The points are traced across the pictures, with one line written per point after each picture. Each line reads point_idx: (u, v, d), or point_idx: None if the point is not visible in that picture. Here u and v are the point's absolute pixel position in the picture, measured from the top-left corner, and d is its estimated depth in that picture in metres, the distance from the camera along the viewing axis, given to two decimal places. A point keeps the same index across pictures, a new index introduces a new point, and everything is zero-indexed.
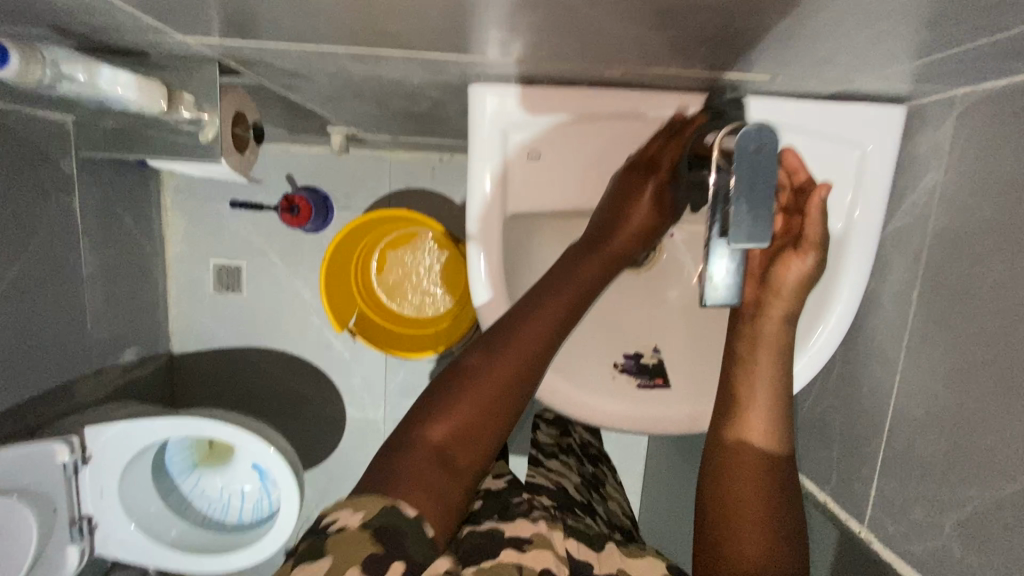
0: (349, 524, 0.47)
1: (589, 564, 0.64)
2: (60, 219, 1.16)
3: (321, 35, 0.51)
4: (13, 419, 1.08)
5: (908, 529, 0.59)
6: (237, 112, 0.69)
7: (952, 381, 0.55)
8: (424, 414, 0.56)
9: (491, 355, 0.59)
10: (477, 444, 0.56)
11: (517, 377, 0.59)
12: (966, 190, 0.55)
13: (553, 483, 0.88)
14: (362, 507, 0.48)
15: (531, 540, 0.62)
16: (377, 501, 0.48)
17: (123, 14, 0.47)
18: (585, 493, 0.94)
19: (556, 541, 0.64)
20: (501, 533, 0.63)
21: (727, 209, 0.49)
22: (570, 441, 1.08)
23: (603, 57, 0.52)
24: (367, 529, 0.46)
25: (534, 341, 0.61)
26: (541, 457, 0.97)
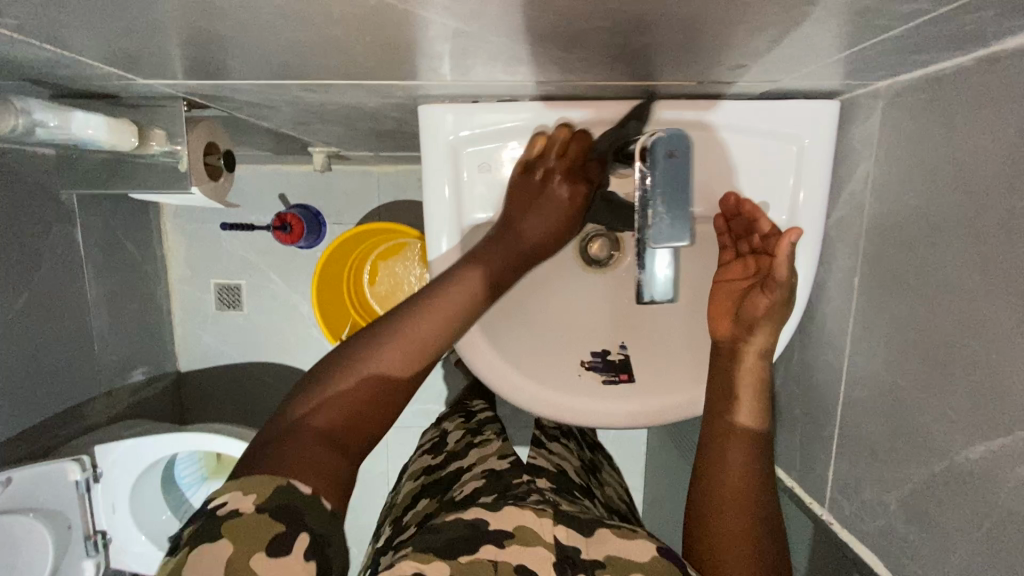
0: (244, 509, 0.48)
1: (577, 550, 0.63)
2: (63, 250, 1.22)
3: (271, 75, 0.55)
4: (28, 441, 1.14)
5: (860, 509, 0.61)
6: (209, 142, 0.73)
7: (889, 363, 0.57)
8: (311, 397, 0.56)
9: (374, 345, 0.59)
10: (365, 430, 0.57)
11: (400, 369, 0.59)
12: (892, 179, 0.57)
13: (552, 466, 0.90)
14: (254, 490, 0.50)
15: (512, 535, 0.63)
16: (269, 481, 0.50)
17: (86, 65, 0.51)
18: (585, 478, 0.96)
19: (544, 528, 0.65)
20: (485, 526, 0.64)
21: (646, 212, 0.50)
22: (572, 430, 1.11)
23: (534, 74, 0.55)
24: (264, 512, 0.48)
25: (423, 335, 0.60)
26: (544, 438, 0.99)
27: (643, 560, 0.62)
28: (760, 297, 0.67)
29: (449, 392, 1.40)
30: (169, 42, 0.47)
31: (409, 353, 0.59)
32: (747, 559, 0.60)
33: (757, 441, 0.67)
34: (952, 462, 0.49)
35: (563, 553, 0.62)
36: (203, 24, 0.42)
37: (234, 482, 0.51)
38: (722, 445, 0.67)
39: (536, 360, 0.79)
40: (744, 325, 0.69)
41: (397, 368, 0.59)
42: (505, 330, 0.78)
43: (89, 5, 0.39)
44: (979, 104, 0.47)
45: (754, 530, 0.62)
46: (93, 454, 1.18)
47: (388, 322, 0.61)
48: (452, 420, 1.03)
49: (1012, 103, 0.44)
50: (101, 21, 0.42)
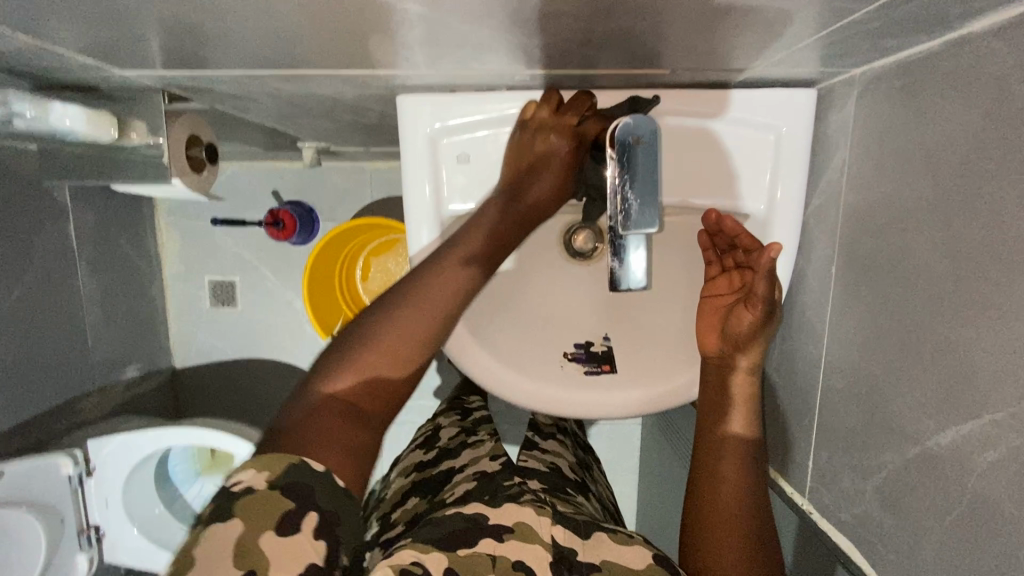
0: (257, 486, 0.49)
1: (574, 549, 0.63)
2: (56, 246, 1.23)
3: (246, 64, 0.55)
4: (22, 435, 1.15)
5: (838, 498, 0.61)
6: (192, 134, 0.74)
7: (864, 351, 0.57)
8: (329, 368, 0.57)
9: (387, 314, 0.59)
10: (383, 398, 0.58)
11: (414, 337, 0.59)
12: (868, 166, 0.57)
13: (545, 466, 0.90)
14: (268, 467, 0.50)
15: (512, 530, 0.64)
16: (283, 460, 0.50)
17: (62, 56, 0.52)
18: (580, 475, 0.96)
19: (541, 526, 0.65)
20: (483, 521, 0.64)
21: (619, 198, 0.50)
22: (567, 426, 1.11)
23: (507, 61, 0.56)
24: (276, 490, 0.48)
25: (434, 304, 0.60)
26: (538, 438, 0.99)
27: (639, 567, 0.62)
28: (744, 312, 0.65)
29: (441, 388, 1.41)
30: (144, 33, 0.47)
31: (422, 325, 0.59)
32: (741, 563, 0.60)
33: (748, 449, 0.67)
34: (924, 448, 0.49)
35: (559, 553, 0.62)
36: (176, 15, 0.43)
37: (249, 461, 0.51)
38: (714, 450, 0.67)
39: (520, 354, 0.79)
40: (731, 342, 0.67)
41: (406, 337, 0.59)
42: (494, 325, 0.78)
43: None
44: (947, 89, 0.47)
45: (748, 533, 0.62)
46: (86, 448, 1.19)
47: (399, 293, 0.61)
48: (447, 415, 1.02)
49: (978, 86, 0.44)
50: (75, 12, 0.43)
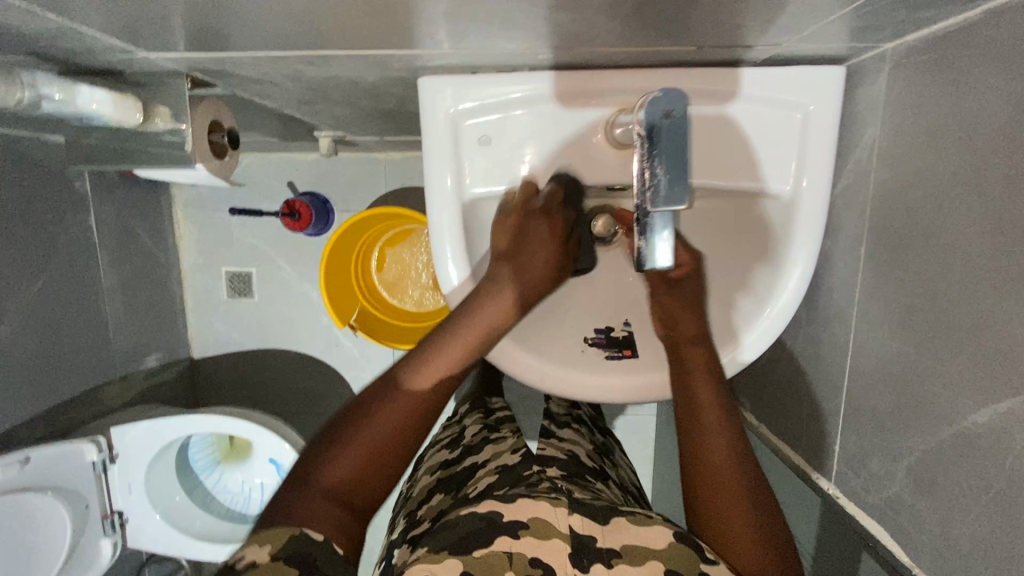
0: (260, 560, 0.51)
1: (593, 539, 0.61)
2: (77, 236, 1.25)
3: (270, 44, 0.55)
4: (46, 422, 1.17)
5: (867, 482, 0.60)
6: (213, 120, 0.74)
7: (896, 331, 0.56)
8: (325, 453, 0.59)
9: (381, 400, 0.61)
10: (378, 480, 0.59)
11: (409, 420, 0.61)
12: (899, 143, 0.56)
13: (563, 454, 0.88)
14: (269, 541, 0.53)
15: (526, 525, 0.61)
16: (284, 533, 0.53)
17: (89, 37, 0.52)
18: (597, 460, 0.95)
19: (558, 518, 0.62)
20: (499, 518, 0.62)
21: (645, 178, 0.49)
22: (581, 412, 1.10)
23: (530, 39, 0.55)
24: (277, 560, 0.51)
25: (427, 388, 0.62)
26: (554, 426, 0.98)
27: (660, 547, 0.61)
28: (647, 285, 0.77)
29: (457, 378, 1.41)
30: (172, 11, 0.47)
31: (415, 409, 0.61)
32: (752, 548, 0.60)
33: (727, 415, 0.68)
34: (959, 428, 0.48)
35: (577, 542, 0.61)
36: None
37: (251, 539, 0.54)
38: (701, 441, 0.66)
39: (543, 337, 0.78)
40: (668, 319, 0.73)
41: (404, 424, 0.61)
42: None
43: None
44: (985, 59, 0.45)
45: (756, 517, 0.62)
46: (109, 435, 1.21)
47: (393, 380, 0.63)
48: (471, 415, 1.04)
49: (1018, 54, 0.42)
50: None
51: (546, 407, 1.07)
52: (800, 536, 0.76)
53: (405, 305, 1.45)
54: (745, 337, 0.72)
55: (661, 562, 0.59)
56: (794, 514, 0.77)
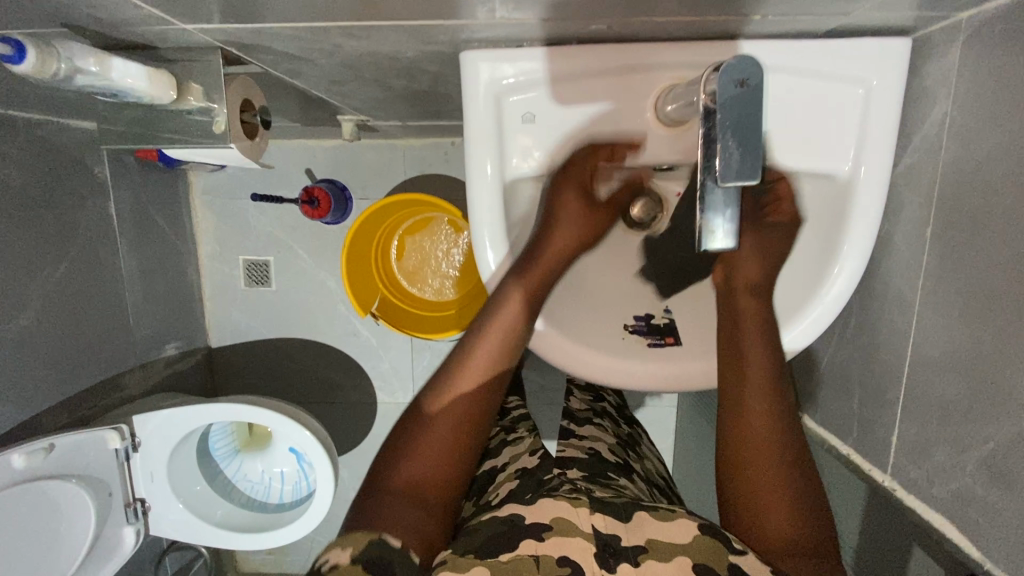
0: (342, 561, 0.56)
1: (617, 538, 0.59)
2: (98, 222, 1.24)
3: (312, 13, 0.53)
4: (68, 410, 1.16)
5: (930, 473, 0.58)
6: (244, 98, 0.70)
7: (968, 316, 0.53)
8: (394, 461, 0.67)
9: (434, 407, 0.69)
10: (443, 479, 0.66)
11: (461, 419, 0.69)
12: (975, 117, 0.53)
13: (584, 452, 0.84)
14: (351, 545, 0.58)
15: (550, 527, 0.59)
16: (362, 538, 0.59)
17: (126, 5, 0.50)
18: (620, 454, 0.90)
19: (579, 516, 0.61)
20: (521, 521, 0.61)
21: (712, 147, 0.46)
22: (603, 405, 1.05)
23: (584, 7, 0.52)
24: (356, 564, 0.55)
25: (472, 384, 0.70)
26: (573, 424, 0.94)
27: (684, 542, 0.58)
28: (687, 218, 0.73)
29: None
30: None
31: (463, 406, 0.70)
32: (782, 502, 0.63)
33: (773, 359, 0.68)
34: None
35: (601, 541, 0.59)
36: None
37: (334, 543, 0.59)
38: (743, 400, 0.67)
39: (584, 327, 0.75)
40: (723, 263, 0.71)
41: (458, 423, 0.69)
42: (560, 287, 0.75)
43: None
44: None
45: (785, 471, 0.64)
46: (131, 423, 1.20)
47: (441, 385, 0.71)
48: None
49: None
50: None
51: (567, 404, 1.02)
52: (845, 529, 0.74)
53: (424, 293, 1.43)
54: (794, 326, 0.69)
55: (687, 556, 0.57)
56: (840, 507, 0.75)
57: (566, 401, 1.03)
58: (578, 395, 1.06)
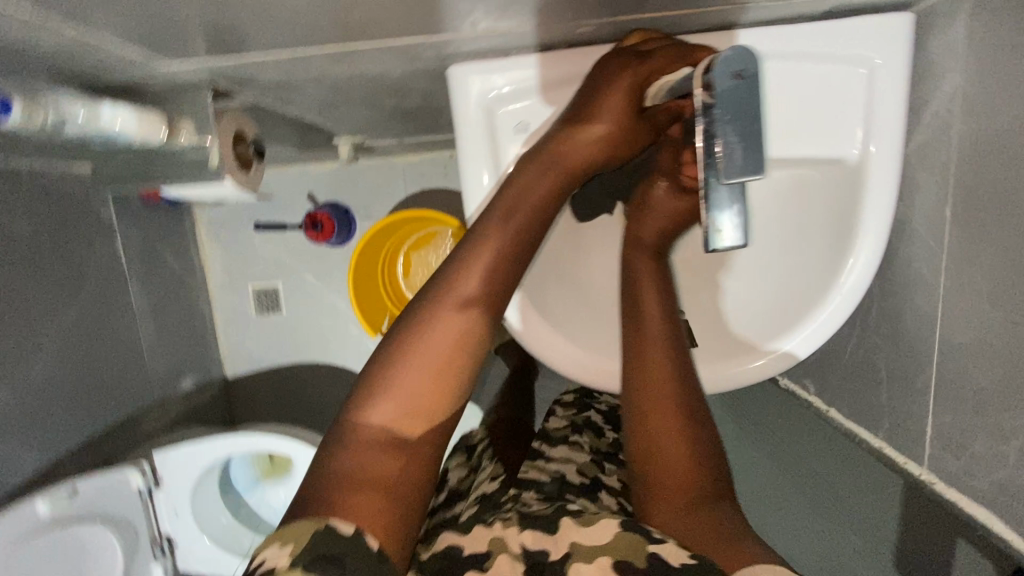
0: (279, 565, 0.39)
1: (546, 552, 0.50)
2: (107, 263, 1.25)
3: (294, 41, 0.52)
4: (91, 452, 1.17)
5: (970, 464, 0.55)
6: (237, 131, 0.70)
7: (998, 296, 0.50)
8: (370, 390, 0.48)
9: (427, 319, 0.50)
10: (432, 424, 0.49)
11: (459, 342, 0.50)
12: (988, 89, 0.51)
13: (547, 476, 0.69)
14: (293, 539, 0.41)
15: (487, 555, 0.50)
16: (308, 525, 0.42)
17: (110, 50, 0.50)
18: (592, 472, 0.72)
19: (511, 536, 0.52)
20: (457, 552, 0.51)
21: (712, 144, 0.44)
22: (588, 415, 0.85)
23: (569, 11, 0.51)
24: (296, 568, 0.39)
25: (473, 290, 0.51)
26: (544, 447, 0.77)
27: (609, 541, 0.48)
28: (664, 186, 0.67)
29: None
30: (197, 13, 0.45)
31: (467, 321, 0.50)
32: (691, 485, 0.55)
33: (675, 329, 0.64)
34: None
35: (529, 560, 0.49)
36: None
37: (274, 534, 0.43)
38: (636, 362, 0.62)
39: (590, 333, 0.74)
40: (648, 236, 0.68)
41: (457, 343, 0.49)
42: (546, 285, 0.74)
43: None
44: None
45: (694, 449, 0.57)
46: (152, 461, 1.20)
47: (438, 286, 0.51)
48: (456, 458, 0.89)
49: None
50: None
51: (544, 426, 0.85)
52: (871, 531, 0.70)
53: None
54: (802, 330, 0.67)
55: (610, 555, 0.47)
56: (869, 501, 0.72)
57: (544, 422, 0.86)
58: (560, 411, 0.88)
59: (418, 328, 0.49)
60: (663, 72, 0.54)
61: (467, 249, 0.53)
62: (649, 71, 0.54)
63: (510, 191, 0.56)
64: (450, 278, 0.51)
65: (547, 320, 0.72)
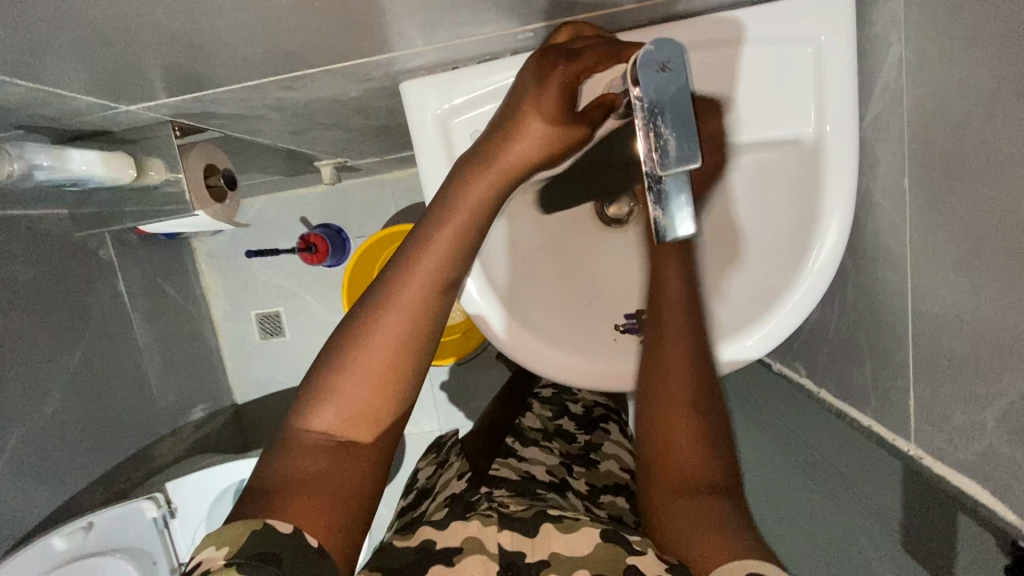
0: (214, 566, 0.42)
1: (522, 553, 0.54)
2: (109, 301, 1.28)
3: (244, 74, 0.53)
4: (105, 486, 1.20)
5: (953, 436, 0.55)
6: (209, 164, 0.74)
7: (961, 264, 0.50)
8: (313, 397, 0.49)
9: (366, 324, 0.51)
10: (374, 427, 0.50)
11: (398, 347, 0.51)
12: (931, 57, 0.50)
13: (518, 474, 0.69)
14: (229, 540, 0.43)
15: (460, 550, 0.54)
16: (246, 525, 0.43)
17: (68, 99, 0.52)
18: (560, 474, 0.75)
19: (489, 536, 0.55)
20: (429, 546, 0.54)
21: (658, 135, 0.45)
22: (560, 421, 0.88)
23: (504, 20, 0.52)
24: (231, 567, 0.41)
25: (412, 294, 0.52)
26: (516, 444, 0.78)
27: (588, 551, 0.53)
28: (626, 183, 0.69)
29: (444, 375, 1.42)
30: (144, 55, 0.46)
31: (406, 325, 0.51)
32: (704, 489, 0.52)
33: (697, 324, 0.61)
34: None
35: (505, 560, 0.53)
36: (167, 24, 0.41)
37: (211, 536, 0.45)
38: (661, 350, 0.60)
39: (567, 331, 0.74)
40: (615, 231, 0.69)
41: (395, 347, 0.50)
42: (519, 284, 0.74)
43: (54, 31, 0.39)
44: None
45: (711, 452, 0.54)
46: (166, 491, 1.22)
47: (377, 292, 0.52)
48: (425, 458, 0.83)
49: None
50: (68, 42, 0.41)
51: (518, 422, 0.86)
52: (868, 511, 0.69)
53: None
54: (770, 319, 0.66)
55: (588, 566, 0.52)
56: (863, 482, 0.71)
57: (519, 417, 0.88)
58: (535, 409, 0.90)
59: (366, 330, 0.50)
60: (593, 71, 0.52)
61: (414, 251, 0.53)
62: (583, 70, 0.51)
63: (445, 197, 0.56)
64: (389, 283, 0.52)
65: (525, 321, 0.72)
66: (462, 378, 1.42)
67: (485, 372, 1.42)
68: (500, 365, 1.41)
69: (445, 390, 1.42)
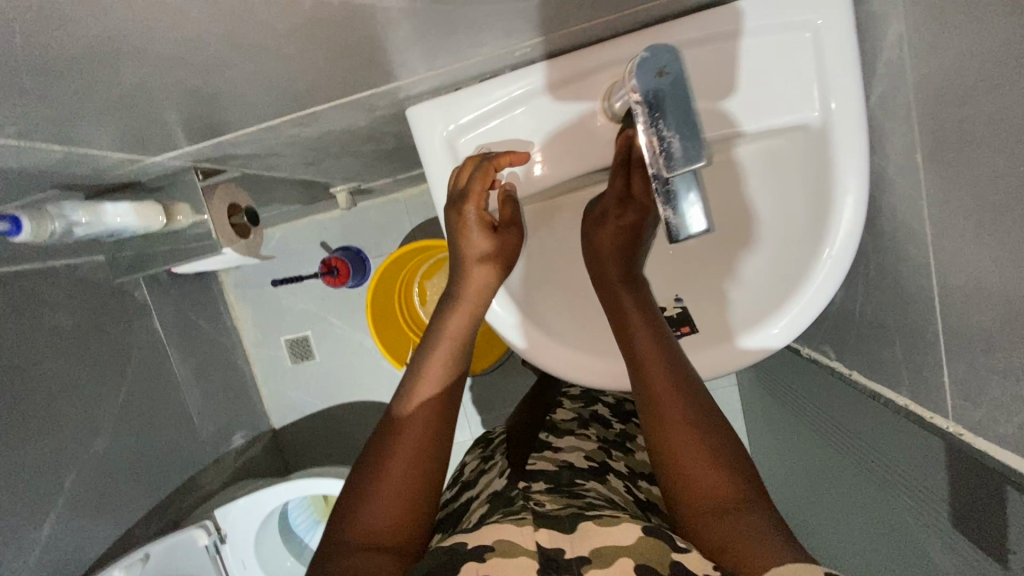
0: None
1: (562, 550, 0.50)
2: (145, 339, 1.33)
3: (259, 117, 0.56)
4: (157, 517, 1.25)
5: (992, 410, 0.54)
6: (231, 203, 0.77)
7: (983, 236, 0.49)
8: (347, 511, 0.56)
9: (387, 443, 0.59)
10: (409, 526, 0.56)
11: (418, 448, 0.59)
12: (932, 31, 0.50)
13: (556, 465, 0.69)
14: None
15: (492, 547, 0.50)
16: None
17: (100, 157, 0.55)
18: (599, 457, 0.75)
19: (524, 535, 0.52)
20: (461, 545, 0.52)
21: (662, 131, 0.48)
22: (593, 410, 0.89)
23: (501, 40, 0.53)
24: None
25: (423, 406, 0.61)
26: (550, 438, 0.78)
27: (630, 543, 0.50)
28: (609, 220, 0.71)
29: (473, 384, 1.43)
30: (167, 110, 0.49)
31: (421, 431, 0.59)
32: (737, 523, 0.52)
33: (674, 359, 0.63)
34: None
35: (545, 557, 0.50)
36: (185, 82, 0.44)
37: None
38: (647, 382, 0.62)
39: (593, 334, 0.75)
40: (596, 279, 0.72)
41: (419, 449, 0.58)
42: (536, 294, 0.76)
43: (84, 99, 0.42)
44: None
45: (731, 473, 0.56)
46: (214, 518, 1.25)
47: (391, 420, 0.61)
48: (474, 452, 0.86)
49: None
50: (97, 106, 0.44)
51: (550, 416, 0.87)
52: (912, 493, 0.67)
53: None
54: (791, 307, 0.66)
55: (631, 556, 0.49)
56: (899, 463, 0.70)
57: (551, 412, 0.88)
58: (566, 404, 0.91)
59: (387, 448, 0.58)
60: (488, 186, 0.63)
61: (417, 371, 0.64)
62: (479, 196, 0.64)
63: (433, 329, 0.67)
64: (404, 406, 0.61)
65: (547, 333, 0.72)
66: (490, 387, 1.43)
67: (513, 378, 1.43)
68: (527, 372, 1.42)
69: (474, 400, 1.44)
